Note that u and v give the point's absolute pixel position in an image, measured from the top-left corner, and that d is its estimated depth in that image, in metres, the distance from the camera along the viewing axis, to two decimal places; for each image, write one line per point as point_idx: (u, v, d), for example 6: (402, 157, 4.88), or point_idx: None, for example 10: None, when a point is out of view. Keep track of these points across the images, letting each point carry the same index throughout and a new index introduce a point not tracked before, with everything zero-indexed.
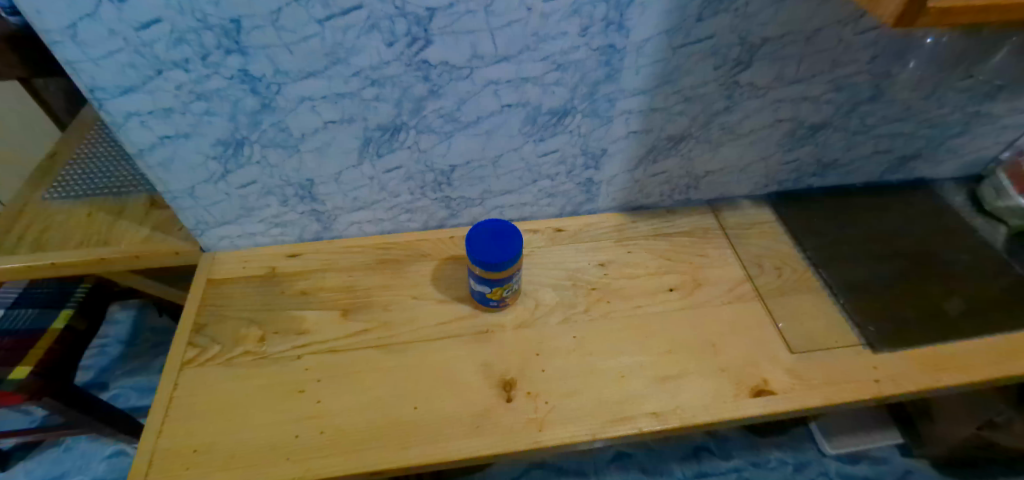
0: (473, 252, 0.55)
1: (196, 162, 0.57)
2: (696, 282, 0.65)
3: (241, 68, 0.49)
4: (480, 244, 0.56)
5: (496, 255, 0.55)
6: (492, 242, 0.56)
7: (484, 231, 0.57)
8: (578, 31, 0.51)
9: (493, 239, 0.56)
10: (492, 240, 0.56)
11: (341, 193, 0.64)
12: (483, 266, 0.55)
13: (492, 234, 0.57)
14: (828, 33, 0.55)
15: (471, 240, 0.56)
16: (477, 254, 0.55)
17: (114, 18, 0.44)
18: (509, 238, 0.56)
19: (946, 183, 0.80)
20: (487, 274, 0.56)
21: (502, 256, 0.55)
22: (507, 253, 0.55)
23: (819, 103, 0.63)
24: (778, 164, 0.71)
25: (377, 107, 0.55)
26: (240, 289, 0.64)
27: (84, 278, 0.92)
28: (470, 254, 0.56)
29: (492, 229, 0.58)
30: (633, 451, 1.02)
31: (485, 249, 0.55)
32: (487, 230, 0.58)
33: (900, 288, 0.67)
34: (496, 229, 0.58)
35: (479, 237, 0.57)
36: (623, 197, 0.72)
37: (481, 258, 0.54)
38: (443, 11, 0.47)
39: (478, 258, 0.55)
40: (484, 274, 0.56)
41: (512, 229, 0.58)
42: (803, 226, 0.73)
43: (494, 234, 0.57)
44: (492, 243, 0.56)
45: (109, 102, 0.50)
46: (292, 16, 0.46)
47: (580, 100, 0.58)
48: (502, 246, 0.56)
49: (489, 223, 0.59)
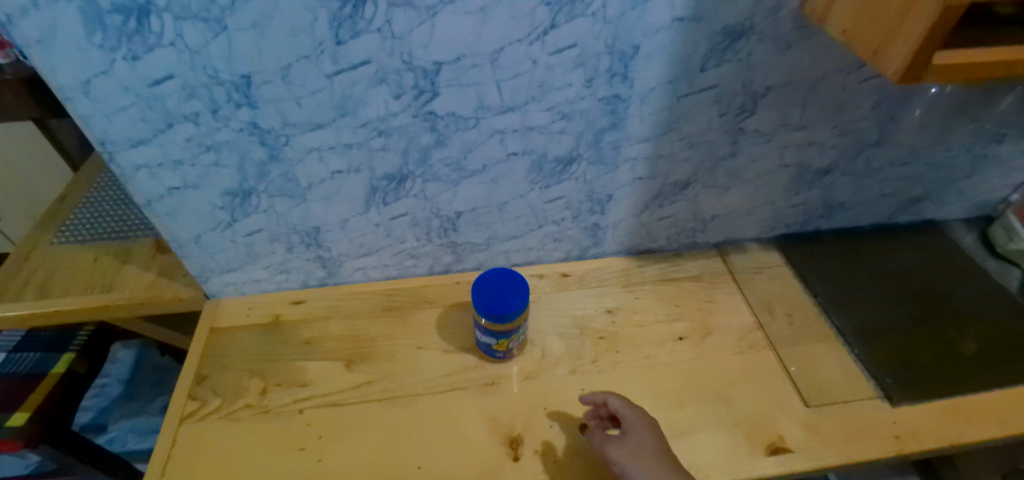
0: (480, 303, 0.54)
1: (204, 211, 0.57)
2: (706, 330, 0.64)
3: (250, 121, 0.50)
4: (487, 294, 0.55)
5: (504, 305, 0.54)
6: (498, 291, 0.55)
7: (489, 280, 0.57)
8: (583, 82, 0.52)
9: (499, 288, 0.56)
10: (499, 288, 0.56)
11: (347, 239, 0.64)
12: (489, 317, 0.54)
13: (498, 283, 0.56)
14: (832, 80, 0.56)
15: (477, 290, 0.56)
16: (484, 305, 0.54)
17: (128, 75, 0.45)
18: (517, 285, 0.56)
19: (956, 224, 0.79)
20: (494, 325, 0.55)
21: (511, 306, 0.54)
22: (515, 302, 0.54)
23: (824, 148, 0.63)
24: (786, 207, 0.70)
25: (383, 156, 0.55)
26: (242, 337, 0.63)
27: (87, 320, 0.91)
28: (476, 306, 0.55)
29: (499, 277, 0.57)
30: None
31: (492, 298, 0.55)
32: (492, 277, 0.57)
33: (916, 335, 0.65)
34: (501, 278, 0.57)
35: (484, 286, 0.56)
36: (630, 241, 0.71)
37: (488, 309, 0.54)
38: (450, 65, 0.48)
39: (485, 309, 0.54)
40: (491, 326, 0.55)
41: (519, 278, 0.57)
42: (813, 270, 0.71)
43: (501, 282, 0.56)
44: (499, 292, 0.55)
45: (120, 155, 0.50)
46: (301, 71, 0.47)
47: (585, 147, 0.58)
48: (510, 294, 0.55)
49: (495, 271, 0.58)
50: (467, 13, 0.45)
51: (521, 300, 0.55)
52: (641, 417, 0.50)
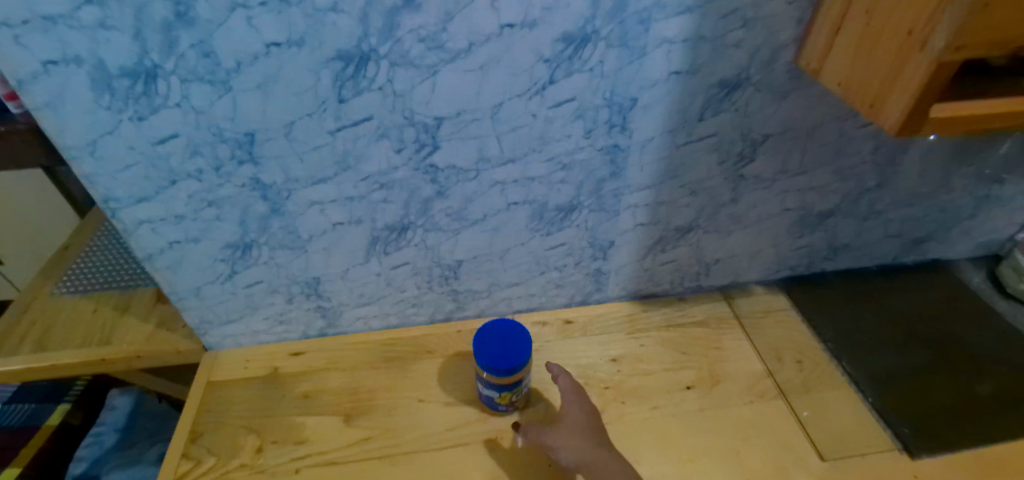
0: (482, 357, 0.53)
1: (204, 264, 0.57)
2: (714, 378, 0.62)
3: (253, 176, 0.50)
4: (489, 347, 0.54)
5: (507, 359, 0.53)
6: (500, 344, 0.54)
7: (491, 332, 0.55)
8: (583, 133, 0.52)
9: (501, 341, 0.55)
10: (501, 340, 0.55)
11: (347, 289, 0.63)
12: (493, 371, 0.53)
13: (499, 335, 0.55)
14: (829, 127, 0.56)
15: (478, 343, 0.55)
16: (487, 359, 0.53)
17: (133, 134, 0.45)
18: (519, 337, 0.55)
19: (963, 263, 0.78)
20: (496, 379, 0.54)
21: (514, 360, 0.53)
22: (518, 355, 0.53)
23: (825, 192, 0.63)
24: (790, 249, 0.70)
25: (385, 208, 0.55)
26: (239, 392, 0.62)
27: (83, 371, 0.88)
28: (478, 359, 0.54)
29: (501, 329, 0.56)
30: None
31: (494, 352, 0.54)
32: (494, 329, 0.56)
33: (930, 379, 0.63)
34: (503, 329, 0.56)
35: (486, 338, 0.55)
36: (634, 285, 0.70)
37: (491, 364, 0.53)
38: (450, 119, 0.49)
39: (487, 363, 0.53)
40: (494, 380, 0.54)
41: (521, 329, 0.56)
42: (820, 313, 0.70)
43: (503, 334, 0.55)
44: (501, 345, 0.54)
45: (122, 211, 0.51)
46: (304, 128, 0.48)
47: (586, 196, 0.58)
48: (512, 346, 0.54)
49: (496, 322, 0.57)
50: (468, 71, 0.46)
51: (524, 353, 0.54)
52: (580, 396, 0.55)
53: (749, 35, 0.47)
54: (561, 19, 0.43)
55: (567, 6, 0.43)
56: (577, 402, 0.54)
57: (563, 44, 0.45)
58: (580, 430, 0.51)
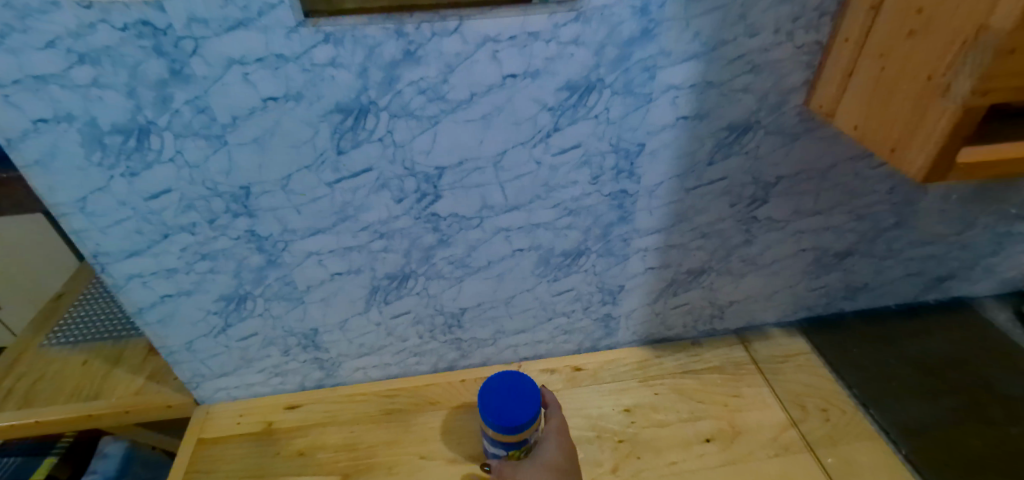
0: (489, 414, 0.50)
1: (197, 317, 0.55)
2: (734, 429, 0.59)
3: (248, 229, 0.49)
4: (495, 402, 0.51)
5: (515, 416, 0.50)
6: (507, 399, 0.51)
7: (497, 385, 0.53)
8: (589, 180, 0.51)
9: (507, 395, 0.52)
10: (508, 393, 0.52)
11: (346, 340, 0.61)
12: (500, 429, 0.50)
13: (506, 388, 0.52)
14: (843, 168, 0.54)
15: (484, 397, 0.52)
16: (494, 416, 0.50)
17: (125, 190, 0.44)
18: (527, 391, 0.52)
19: (988, 301, 0.75)
20: (502, 436, 0.51)
21: (522, 416, 0.50)
22: (527, 410, 0.51)
23: (841, 232, 0.61)
24: (806, 290, 0.67)
25: (385, 257, 0.53)
26: (233, 450, 0.59)
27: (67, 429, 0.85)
28: (483, 416, 0.51)
29: (507, 382, 0.53)
30: None
31: (501, 408, 0.51)
32: (500, 382, 0.53)
33: (963, 430, 0.60)
34: (510, 381, 0.53)
35: (491, 392, 0.52)
36: (644, 329, 0.67)
37: (499, 421, 0.50)
38: (452, 169, 0.47)
39: (494, 420, 0.50)
40: (501, 438, 0.51)
41: (528, 382, 0.54)
42: (842, 358, 0.67)
43: (510, 388, 0.52)
44: (508, 400, 0.51)
45: (112, 266, 0.49)
46: (301, 180, 0.46)
47: (594, 241, 0.56)
48: (520, 401, 0.51)
49: (502, 374, 0.54)
50: (470, 121, 0.44)
51: (533, 408, 0.51)
52: (563, 435, 0.54)
53: (757, 79, 0.46)
54: (564, 68, 0.42)
55: (570, 56, 0.41)
56: (557, 441, 0.53)
57: (567, 93, 0.44)
58: (548, 468, 0.50)
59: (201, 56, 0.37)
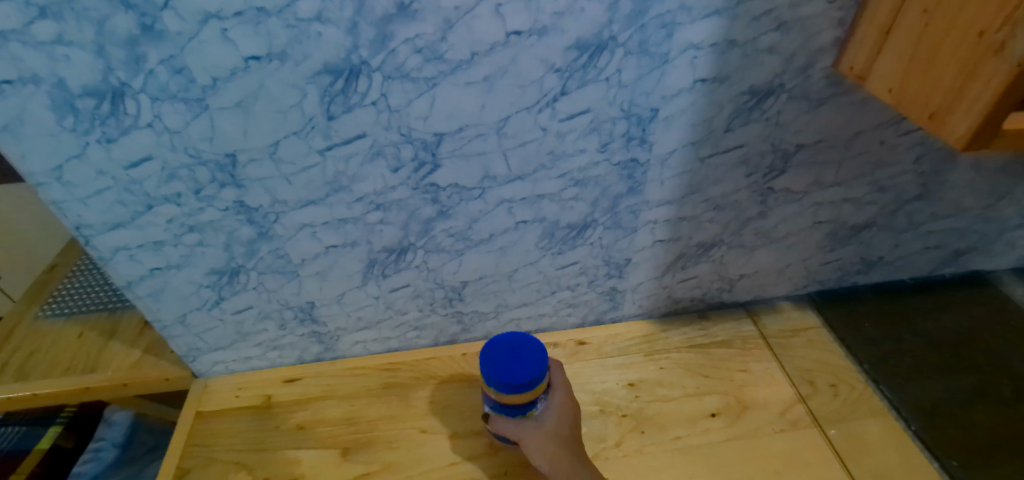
0: (488, 371, 0.48)
1: (188, 290, 0.53)
2: (741, 405, 0.58)
3: (237, 199, 0.46)
4: (498, 361, 0.48)
5: (516, 377, 0.47)
6: (510, 360, 0.48)
7: (503, 344, 0.50)
8: (598, 147, 0.47)
9: (511, 355, 0.49)
10: (515, 352, 0.49)
11: (344, 313, 0.59)
12: (499, 388, 0.48)
13: (511, 350, 0.49)
14: (869, 135, 0.51)
15: (487, 353, 0.49)
16: (493, 374, 0.47)
17: (102, 158, 0.41)
18: (534, 353, 0.49)
19: (1006, 274, 0.73)
20: (503, 395, 0.49)
21: (524, 378, 0.47)
22: (531, 373, 0.47)
23: (861, 204, 0.58)
24: (819, 264, 0.65)
25: (382, 230, 0.51)
26: (231, 424, 0.58)
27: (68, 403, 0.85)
28: (485, 374, 0.48)
29: (514, 341, 0.50)
30: None
31: (504, 367, 0.48)
32: (507, 340, 0.50)
33: (973, 409, 0.59)
34: (517, 342, 0.50)
35: (496, 352, 0.49)
36: (650, 303, 0.65)
37: (497, 380, 0.47)
38: (451, 136, 0.44)
39: (497, 380, 0.47)
40: (503, 398, 0.50)
41: (538, 344, 0.50)
42: (854, 333, 0.66)
43: (516, 348, 0.49)
44: (511, 360, 0.48)
45: (96, 239, 0.46)
46: (290, 147, 0.43)
47: (601, 213, 0.53)
48: (524, 363, 0.48)
49: (510, 334, 0.51)
50: (470, 83, 0.41)
51: (539, 372, 0.48)
52: (568, 398, 0.52)
53: (785, 38, 0.42)
54: (574, 25, 0.38)
55: (581, 11, 0.38)
56: (561, 409, 0.51)
57: (576, 52, 0.40)
58: (551, 439, 0.49)
59: (173, 10, 0.33)
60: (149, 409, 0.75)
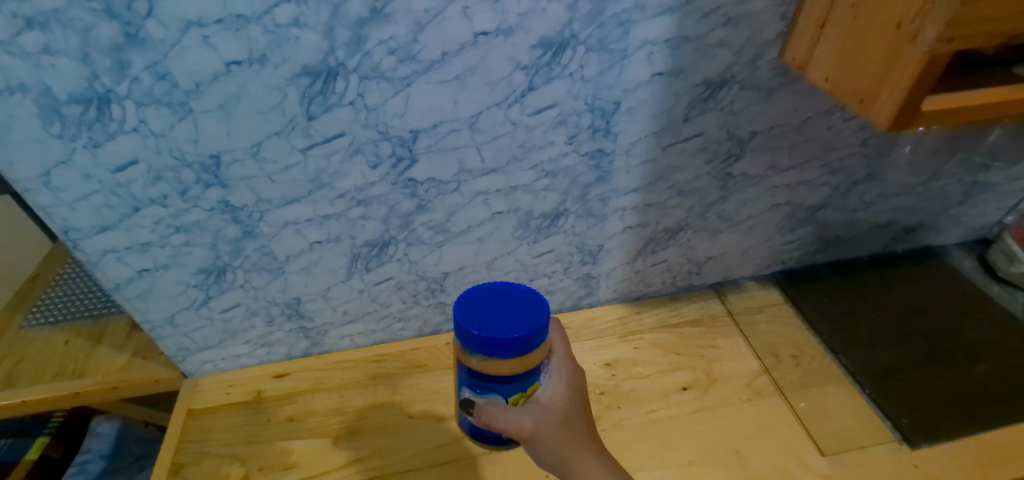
0: (462, 321, 0.39)
1: (176, 291, 0.54)
2: (710, 378, 0.61)
3: (222, 199, 0.48)
4: (479, 315, 0.40)
5: (503, 332, 0.38)
6: (492, 311, 0.40)
7: (484, 295, 0.42)
8: (566, 139, 0.50)
9: (494, 307, 0.41)
10: (502, 303, 0.41)
11: (329, 308, 0.61)
12: (476, 348, 0.38)
13: (497, 301, 0.41)
14: (817, 121, 0.55)
15: (462, 301, 0.41)
16: (470, 328, 0.38)
17: (90, 163, 0.42)
18: (529, 303, 0.41)
19: (953, 249, 0.78)
20: (490, 363, 0.39)
21: (514, 334, 0.37)
22: (525, 327, 0.38)
23: (814, 186, 0.62)
24: (780, 244, 0.69)
25: (364, 224, 0.53)
26: (221, 420, 0.60)
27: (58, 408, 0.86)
28: (468, 329, 0.38)
29: (499, 291, 0.43)
30: None
31: (490, 320, 0.39)
32: (491, 289, 0.43)
33: (925, 371, 0.63)
34: (505, 291, 0.43)
35: (479, 305, 0.41)
36: (624, 288, 0.69)
37: (477, 334, 0.38)
38: (427, 132, 0.47)
39: (482, 335, 0.38)
40: (483, 367, 0.40)
41: (535, 295, 0.42)
42: (814, 307, 0.70)
43: (504, 298, 0.42)
44: (495, 311, 0.40)
45: (84, 242, 0.48)
46: (273, 147, 0.45)
47: (572, 202, 0.56)
48: (515, 316, 0.39)
49: (494, 285, 0.43)
50: (443, 81, 0.44)
51: (538, 326, 0.39)
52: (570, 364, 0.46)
53: (732, 32, 0.46)
54: (538, 24, 0.41)
55: (543, 11, 0.41)
56: (566, 378, 0.46)
57: (541, 50, 0.43)
58: (557, 418, 0.43)
59: (157, 19, 0.36)
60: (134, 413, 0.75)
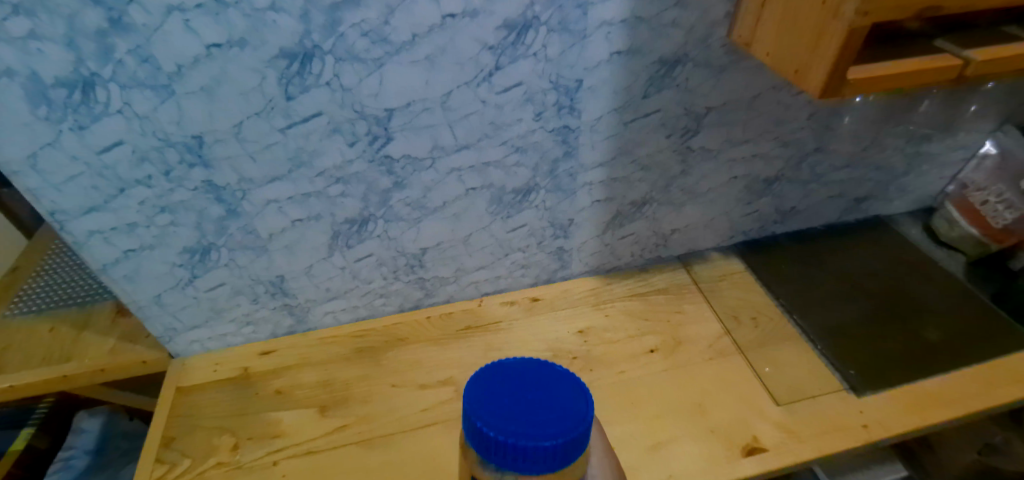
0: (485, 410, 0.33)
1: (162, 270, 0.56)
2: (676, 341, 0.66)
3: (205, 179, 0.50)
4: (504, 402, 0.34)
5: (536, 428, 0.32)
6: (520, 394, 0.35)
7: (512, 375, 0.36)
8: (533, 117, 0.54)
9: (522, 389, 0.35)
10: (535, 391, 0.35)
11: (313, 285, 0.64)
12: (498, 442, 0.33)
13: (524, 383, 0.36)
14: (767, 97, 0.59)
15: (485, 382, 0.35)
16: (493, 423, 0.32)
17: (76, 145, 0.44)
18: (565, 393, 0.35)
19: (902, 218, 0.84)
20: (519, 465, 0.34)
21: (547, 438, 0.31)
22: (561, 431, 0.32)
23: (769, 159, 0.66)
24: (740, 216, 0.73)
25: (343, 202, 0.56)
26: (211, 395, 0.62)
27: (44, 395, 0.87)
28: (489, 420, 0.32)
29: (531, 371, 0.37)
30: None
31: (518, 409, 0.33)
32: (524, 370, 0.37)
33: (874, 328, 0.68)
34: (540, 372, 0.37)
35: (504, 386, 0.35)
36: (595, 261, 0.73)
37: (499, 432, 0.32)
38: (400, 111, 0.49)
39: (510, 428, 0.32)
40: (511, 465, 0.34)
41: (581, 378, 0.36)
42: (773, 273, 0.75)
43: (535, 381, 0.35)
44: (525, 398, 0.34)
45: (71, 223, 0.49)
46: (253, 128, 0.47)
47: (542, 177, 0.60)
48: (548, 409, 0.34)
49: (525, 361, 0.37)
50: (414, 62, 0.46)
51: (578, 430, 0.33)
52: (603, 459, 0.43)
53: (683, 13, 0.49)
54: (501, 7, 0.44)
55: None
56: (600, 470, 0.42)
57: (505, 31, 0.46)
58: None
59: (139, 4, 0.38)
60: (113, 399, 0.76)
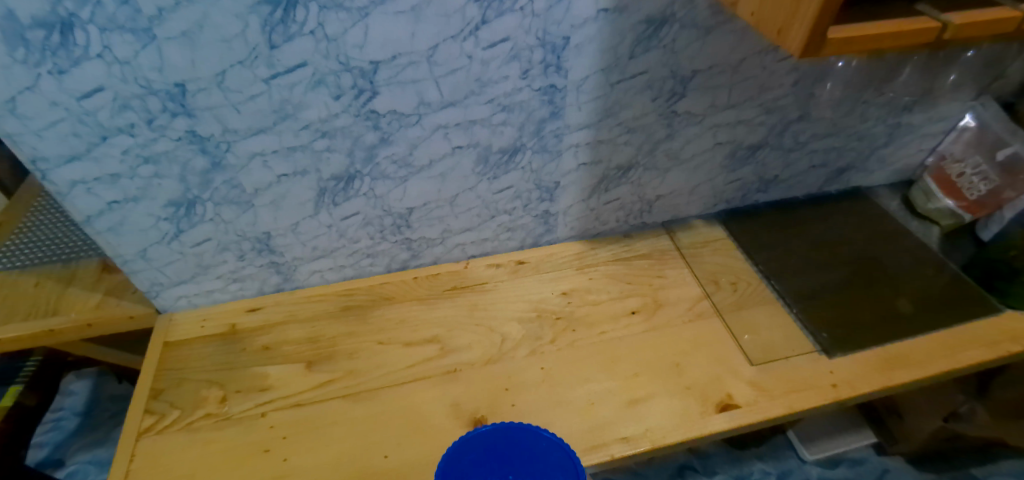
0: None
1: (148, 223, 0.56)
2: (657, 303, 0.68)
3: (189, 129, 0.49)
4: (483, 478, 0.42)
5: None
6: (497, 463, 0.43)
7: (489, 446, 0.44)
8: (520, 74, 0.54)
9: (499, 457, 0.44)
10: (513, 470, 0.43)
11: (300, 243, 0.64)
12: None
13: (503, 451, 0.44)
14: (752, 61, 0.60)
15: (464, 452, 0.44)
16: None
17: (55, 90, 0.43)
18: (544, 461, 0.44)
19: (881, 190, 0.86)
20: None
21: None
22: None
23: (753, 125, 0.67)
24: (723, 183, 0.75)
25: (329, 158, 0.56)
26: (198, 350, 0.63)
27: (33, 351, 0.87)
28: None
29: (509, 437, 0.45)
30: (656, 466, 0.96)
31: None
32: (498, 439, 0.45)
33: (847, 294, 0.71)
34: (514, 443, 0.45)
35: (481, 456, 0.44)
36: (580, 226, 0.74)
37: None
38: (386, 64, 0.49)
39: None
40: None
41: (561, 447, 0.45)
42: (753, 240, 0.76)
43: (515, 450, 0.44)
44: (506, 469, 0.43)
45: (53, 173, 0.49)
46: (236, 77, 0.47)
47: (528, 137, 0.60)
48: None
49: (503, 426, 0.46)
50: (399, 13, 0.46)
51: None
52: None
53: None
54: None
55: None
56: None
57: None
58: None
59: None
60: (94, 354, 0.77)
